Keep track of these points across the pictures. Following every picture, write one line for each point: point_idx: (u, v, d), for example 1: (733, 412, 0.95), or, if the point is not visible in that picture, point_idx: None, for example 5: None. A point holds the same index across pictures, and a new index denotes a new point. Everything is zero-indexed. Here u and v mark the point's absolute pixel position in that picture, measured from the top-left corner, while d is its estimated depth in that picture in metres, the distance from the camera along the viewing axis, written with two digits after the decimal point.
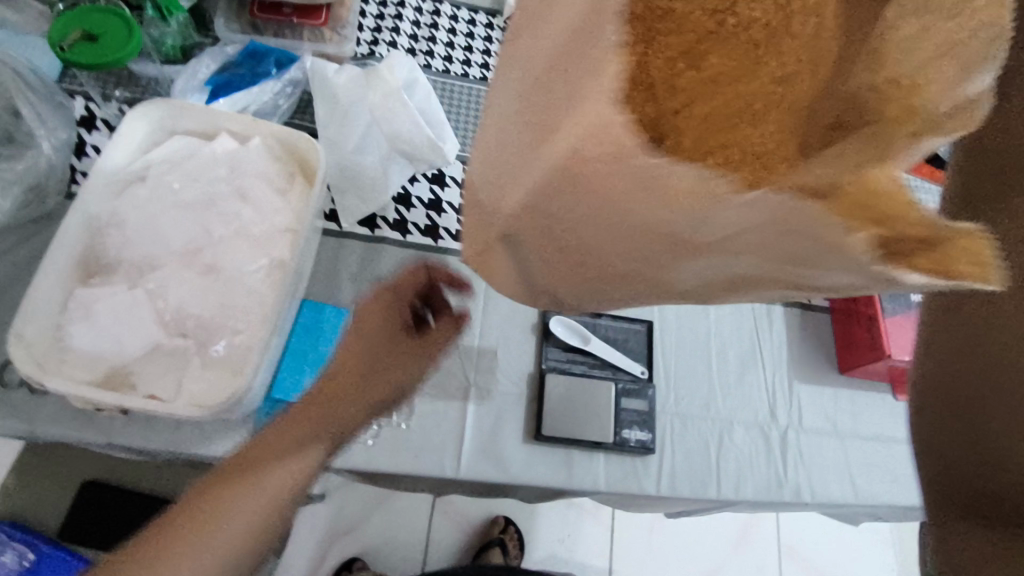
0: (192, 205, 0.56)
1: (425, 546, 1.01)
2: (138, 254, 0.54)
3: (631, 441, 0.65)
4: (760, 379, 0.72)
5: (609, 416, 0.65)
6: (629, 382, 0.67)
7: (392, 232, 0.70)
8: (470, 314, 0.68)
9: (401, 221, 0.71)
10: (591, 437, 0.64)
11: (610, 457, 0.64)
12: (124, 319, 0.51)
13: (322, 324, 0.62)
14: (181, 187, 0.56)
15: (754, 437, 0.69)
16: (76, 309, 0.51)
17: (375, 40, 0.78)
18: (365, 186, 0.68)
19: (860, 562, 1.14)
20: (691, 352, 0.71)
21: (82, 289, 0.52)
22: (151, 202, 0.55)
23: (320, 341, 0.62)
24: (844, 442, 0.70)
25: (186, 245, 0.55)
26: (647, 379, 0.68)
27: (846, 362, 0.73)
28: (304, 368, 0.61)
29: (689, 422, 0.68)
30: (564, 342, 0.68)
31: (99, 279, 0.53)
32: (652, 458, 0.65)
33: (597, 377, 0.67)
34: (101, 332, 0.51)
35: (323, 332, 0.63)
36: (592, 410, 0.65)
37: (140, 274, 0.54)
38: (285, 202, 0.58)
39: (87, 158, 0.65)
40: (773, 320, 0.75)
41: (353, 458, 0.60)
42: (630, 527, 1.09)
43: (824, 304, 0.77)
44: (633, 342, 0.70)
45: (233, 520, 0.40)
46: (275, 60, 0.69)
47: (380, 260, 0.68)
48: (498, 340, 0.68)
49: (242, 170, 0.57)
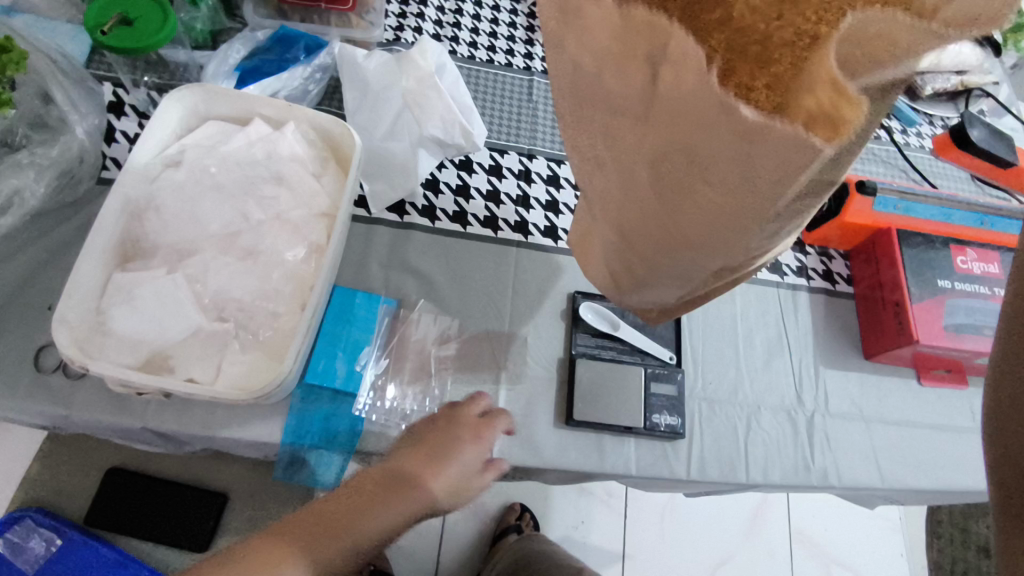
0: (229, 189, 0.56)
1: (440, 534, 1.01)
2: (176, 238, 0.54)
3: (661, 426, 0.65)
4: (786, 364, 0.72)
5: (639, 400, 0.65)
6: (658, 367, 0.68)
7: (421, 217, 0.70)
8: (499, 300, 0.68)
9: (429, 207, 0.71)
10: (622, 422, 0.64)
11: (641, 442, 0.65)
12: (164, 302, 0.51)
13: (355, 310, 0.62)
14: (218, 171, 0.56)
15: (781, 421, 0.69)
16: (116, 293, 0.51)
17: (400, 26, 0.78)
18: (395, 171, 0.68)
19: (872, 549, 1.14)
20: (718, 338, 0.72)
21: (121, 273, 0.52)
22: (187, 186, 0.55)
23: (354, 326, 0.62)
24: (870, 426, 0.71)
25: (224, 229, 0.55)
26: (675, 364, 0.69)
27: (871, 347, 0.74)
28: (338, 355, 0.61)
29: (717, 407, 0.68)
30: (594, 328, 0.68)
31: (137, 263, 0.53)
32: (681, 442, 0.66)
33: (626, 362, 0.67)
34: (142, 316, 0.51)
35: (356, 319, 0.62)
36: (624, 395, 0.65)
37: (178, 259, 0.54)
38: (320, 187, 0.58)
39: (117, 144, 0.66)
40: (799, 306, 0.75)
41: (388, 442, 0.61)
42: (644, 514, 1.10)
43: (847, 290, 0.77)
44: (661, 327, 0.70)
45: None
46: (304, 46, 0.69)
47: (410, 246, 0.69)
48: (528, 326, 0.68)
49: (278, 155, 0.58)
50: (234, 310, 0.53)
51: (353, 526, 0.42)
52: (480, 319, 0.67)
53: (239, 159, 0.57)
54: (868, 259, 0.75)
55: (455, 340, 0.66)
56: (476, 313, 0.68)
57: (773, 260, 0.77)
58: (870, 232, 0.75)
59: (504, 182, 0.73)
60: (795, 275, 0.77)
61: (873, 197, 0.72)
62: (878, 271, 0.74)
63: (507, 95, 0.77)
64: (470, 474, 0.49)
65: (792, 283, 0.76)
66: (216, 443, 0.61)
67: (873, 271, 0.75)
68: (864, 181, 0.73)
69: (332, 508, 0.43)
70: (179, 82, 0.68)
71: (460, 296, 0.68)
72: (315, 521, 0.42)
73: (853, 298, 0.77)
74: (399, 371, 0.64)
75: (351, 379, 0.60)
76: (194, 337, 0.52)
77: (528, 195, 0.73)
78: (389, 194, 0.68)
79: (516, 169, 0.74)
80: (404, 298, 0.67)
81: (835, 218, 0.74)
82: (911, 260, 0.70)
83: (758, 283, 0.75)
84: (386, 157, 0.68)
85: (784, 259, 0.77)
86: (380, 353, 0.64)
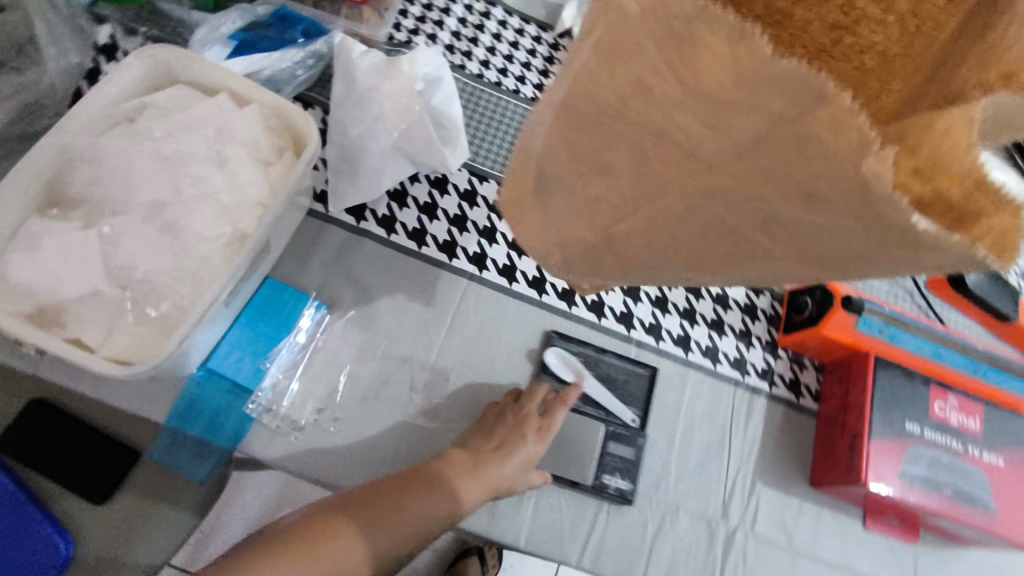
0: (169, 158, 0.54)
1: None
2: (103, 197, 0.53)
3: (610, 488, 0.62)
4: (721, 470, 0.67)
5: (593, 457, 0.63)
6: (620, 427, 0.65)
7: (377, 226, 0.68)
8: (432, 330, 0.66)
9: (388, 218, 0.68)
10: (570, 475, 0.62)
11: (538, 513, 0.61)
12: (70, 258, 0.50)
13: (279, 305, 0.62)
14: (164, 138, 0.55)
15: (698, 528, 0.64)
16: (25, 239, 0.50)
17: (416, 30, 0.75)
18: (360, 175, 0.65)
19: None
20: (665, 421, 0.67)
21: (37, 219, 0.51)
22: (129, 146, 0.54)
23: (273, 320, 0.61)
24: (795, 559, 0.65)
25: (153, 199, 0.53)
26: (638, 427, 0.65)
27: (818, 476, 0.68)
28: (250, 349, 0.60)
29: (633, 498, 0.63)
30: (558, 374, 0.66)
31: (58, 212, 0.52)
32: (629, 510, 0.63)
33: (588, 415, 0.65)
34: (44, 267, 0.50)
35: (277, 316, 0.61)
36: (577, 448, 0.63)
37: (98, 217, 0.52)
38: (263, 175, 0.57)
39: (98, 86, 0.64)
40: (753, 412, 0.70)
41: (273, 449, 0.59)
42: None
43: (812, 406, 0.71)
44: (633, 385, 0.67)
45: (360, 547, 0.47)
46: (302, 30, 0.67)
47: (357, 254, 0.66)
48: (455, 364, 0.65)
49: (230, 135, 0.56)
50: (137, 282, 0.51)
51: (415, 504, 0.51)
52: (408, 345, 0.65)
53: (189, 129, 0.55)
54: (840, 380, 0.69)
55: (374, 361, 0.64)
56: (406, 338, 0.65)
57: (738, 356, 0.71)
58: (848, 352, 0.68)
59: (475, 210, 0.70)
60: (758, 377, 0.71)
61: (858, 315, 0.66)
62: (847, 395, 0.68)
63: (505, 122, 0.74)
64: (519, 470, 0.57)
65: (752, 386, 0.70)
66: (108, 405, 0.59)
67: (843, 393, 0.68)
68: (853, 297, 0.66)
69: (398, 486, 0.52)
70: (175, 37, 0.67)
71: (394, 316, 0.65)
72: (377, 497, 0.51)
73: (814, 416, 0.71)
74: (307, 377, 0.62)
75: (256, 376, 0.60)
76: (89, 301, 0.50)
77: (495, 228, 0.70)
78: (349, 195, 0.65)
79: (491, 199, 0.71)
80: (334, 305, 0.64)
81: (813, 328, 0.68)
82: (884, 394, 0.64)
83: (715, 377, 0.70)
84: (354, 159, 0.65)
85: (751, 358, 0.72)
86: (294, 355, 0.63)
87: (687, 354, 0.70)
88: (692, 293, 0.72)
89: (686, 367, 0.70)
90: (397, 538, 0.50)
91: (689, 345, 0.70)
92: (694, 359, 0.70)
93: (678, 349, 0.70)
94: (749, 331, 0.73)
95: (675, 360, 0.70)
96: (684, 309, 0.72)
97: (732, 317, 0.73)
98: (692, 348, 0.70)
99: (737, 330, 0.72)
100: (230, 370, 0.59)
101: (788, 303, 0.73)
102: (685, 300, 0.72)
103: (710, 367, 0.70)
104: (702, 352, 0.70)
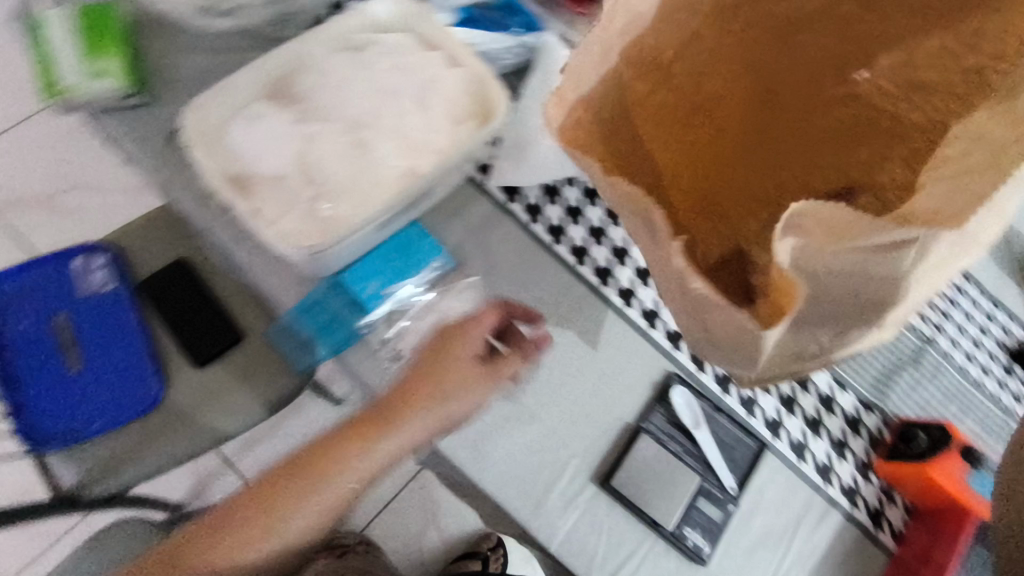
0: (381, 88, 0.61)
1: None
2: (317, 100, 0.60)
3: (688, 541, 0.62)
4: (767, 563, 0.64)
5: (679, 506, 0.62)
6: (715, 488, 0.64)
7: (520, 210, 0.70)
8: (538, 320, 0.68)
9: (534, 206, 0.70)
10: (653, 514, 0.62)
11: (575, 524, 0.62)
12: (277, 141, 0.58)
13: (415, 245, 0.65)
14: (382, 70, 0.62)
15: None
16: (249, 115, 0.59)
17: None
18: (525, 159, 0.69)
19: None
20: (743, 498, 0.65)
21: (263, 102, 0.59)
22: (353, 68, 0.61)
23: (405, 257, 0.65)
24: None
25: (356, 117, 0.60)
26: (733, 495, 0.64)
27: None
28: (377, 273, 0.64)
29: (671, 551, 0.63)
30: (674, 416, 0.66)
31: (278, 100, 0.60)
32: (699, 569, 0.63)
33: (687, 465, 0.64)
34: (255, 142, 0.58)
35: (409, 255, 0.65)
36: (668, 491, 0.63)
37: (308, 116, 0.60)
38: (449, 129, 0.61)
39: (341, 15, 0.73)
40: (822, 524, 0.65)
41: (369, 368, 0.66)
42: None
43: (889, 544, 0.67)
44: (738, 453, 0.66)
45: (280, 526, 0.56)
46: (523, 20, 0.73)
47: (497, 229, 0.70)
48: (547, 358, 0.67)
49: (435, 87, 0.62)
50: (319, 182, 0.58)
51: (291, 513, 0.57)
52: None
53: (402, 69, 0.62)
54: (931, 530, 0.65)
55: None
56: None
57: (827, 462, 0.67)
58: (949, 505, 0.63)
59: (614, 229, 0.70)
60: (840, 491, 0.66)
61: (973, 470, 0.62)
62: (932, 546, 0.63)
63: None
64: (361, 472, 0.57)
65: (831, 498, 0.66)
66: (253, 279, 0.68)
67: (928, 544, 0.64)
68: (973, 450, 0.62)
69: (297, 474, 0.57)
70: None
71: (509, 294, 0.68)
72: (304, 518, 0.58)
73: (888, 556, 0.66)
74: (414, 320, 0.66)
75: (372, 298, 0.64)
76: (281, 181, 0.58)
77: (627, 249, 0.69)
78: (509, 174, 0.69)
79: None
80: (461, 265, 0.68)
81: (918, 465, 0.64)
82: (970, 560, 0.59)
83: (795, 473, 0.66)
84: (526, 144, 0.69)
85: (840, 471, 0.67)
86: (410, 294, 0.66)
87: (773, 440, 0.67)
88: (801, 386, 0.69)
89: (768, 452, 0.66)
90: (271, 525, 0.56)
91: (779, 432, 0.67)
92: (779, 447, 0.67)
93: (767, 432, 0.67)
94: (847, 444, 0.68)
95: (761, 445, 0.66)
96: (786, 396, 0.68)
97: (833, 424, 0.68)
98: (780, 436, 0.67)
99: (835, 439, 0.68)
100: (350, 285, 0.64)
101: (896, 430, 0.69)
102: (790, 389, 0.69)
103: (794, 463, 0.66)
104: (790, 444, 0.67)
